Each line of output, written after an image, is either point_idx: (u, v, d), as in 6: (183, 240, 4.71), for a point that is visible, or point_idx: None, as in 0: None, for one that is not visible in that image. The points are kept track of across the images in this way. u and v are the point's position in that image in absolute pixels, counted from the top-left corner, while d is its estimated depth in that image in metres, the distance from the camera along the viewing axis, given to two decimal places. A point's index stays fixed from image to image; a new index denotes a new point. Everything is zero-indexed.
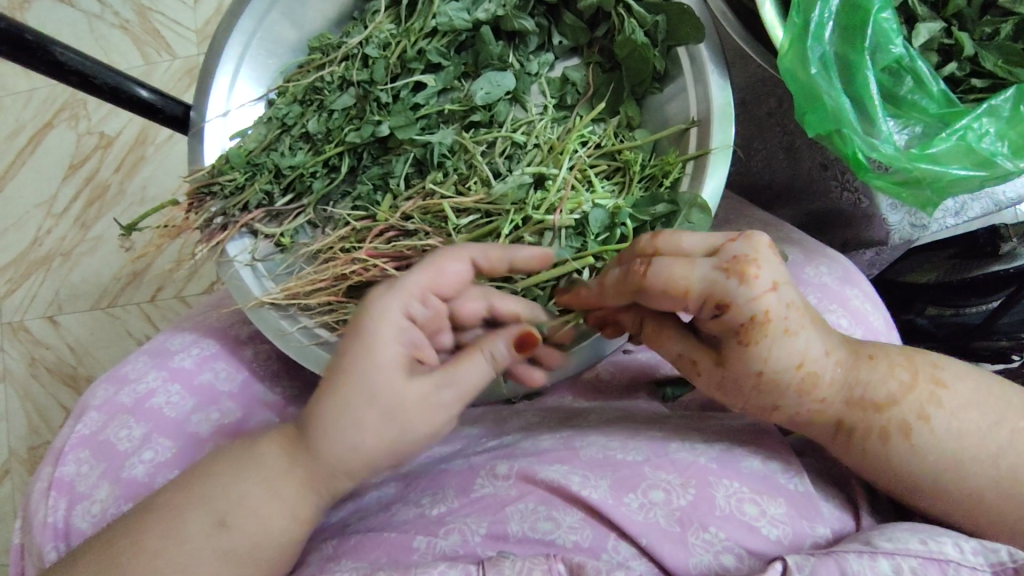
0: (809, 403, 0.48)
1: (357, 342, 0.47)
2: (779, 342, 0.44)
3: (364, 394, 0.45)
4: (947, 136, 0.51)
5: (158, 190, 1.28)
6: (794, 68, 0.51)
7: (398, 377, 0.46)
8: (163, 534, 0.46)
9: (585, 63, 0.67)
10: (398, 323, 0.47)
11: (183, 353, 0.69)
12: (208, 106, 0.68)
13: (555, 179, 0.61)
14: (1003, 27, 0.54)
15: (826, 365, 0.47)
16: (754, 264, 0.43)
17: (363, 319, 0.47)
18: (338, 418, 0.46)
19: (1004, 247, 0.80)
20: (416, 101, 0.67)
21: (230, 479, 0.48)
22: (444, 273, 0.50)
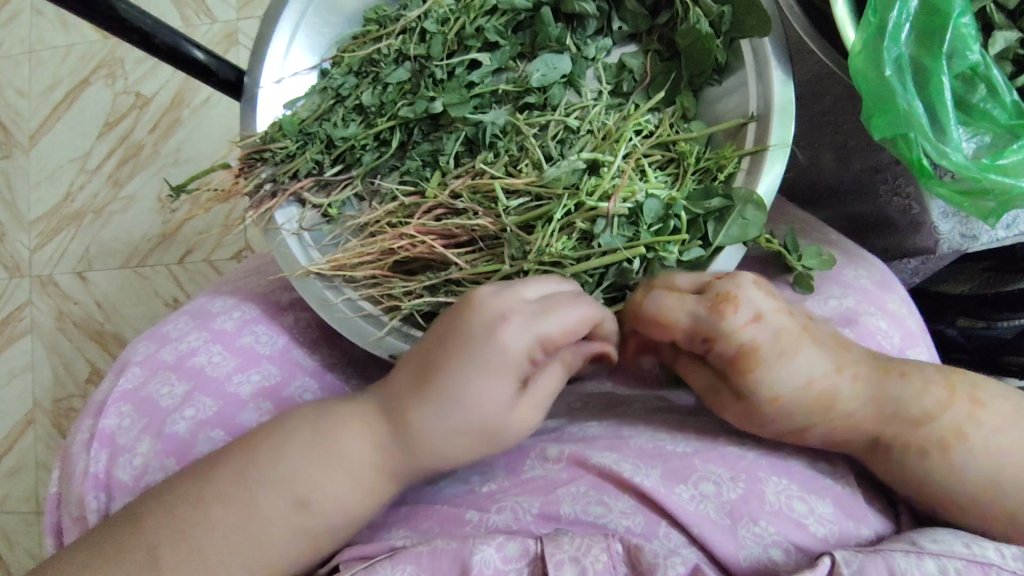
0: (837, 417, 0.48)
1: (472, 363, 0.48)
2: (778, 363, 0.47)
3: (467, 415, 0.48)
4: (1017, 149, 0.50)
5: (191, 153, 1.28)
6: (865, 70, 0.51)
7: (509, 404, 0.48)
8: (238, 508, 0.48)
9: (644, 50, 0.66)
10: (518, 354, 0.48)
11: (225, 316, 0.70)
12: (263, 72, 0.68)
13: (611, 166, 0.61)
14: None
15: (838, 382, 0.48)
16: (732, 301, 0.47)
17: (483, 341, 0.48)
18: (446, 437, 0.48)
19: None
20: (471, 79, 0.67)
21: (305, 462, 0.49)
22: (566, 324, 0.49)
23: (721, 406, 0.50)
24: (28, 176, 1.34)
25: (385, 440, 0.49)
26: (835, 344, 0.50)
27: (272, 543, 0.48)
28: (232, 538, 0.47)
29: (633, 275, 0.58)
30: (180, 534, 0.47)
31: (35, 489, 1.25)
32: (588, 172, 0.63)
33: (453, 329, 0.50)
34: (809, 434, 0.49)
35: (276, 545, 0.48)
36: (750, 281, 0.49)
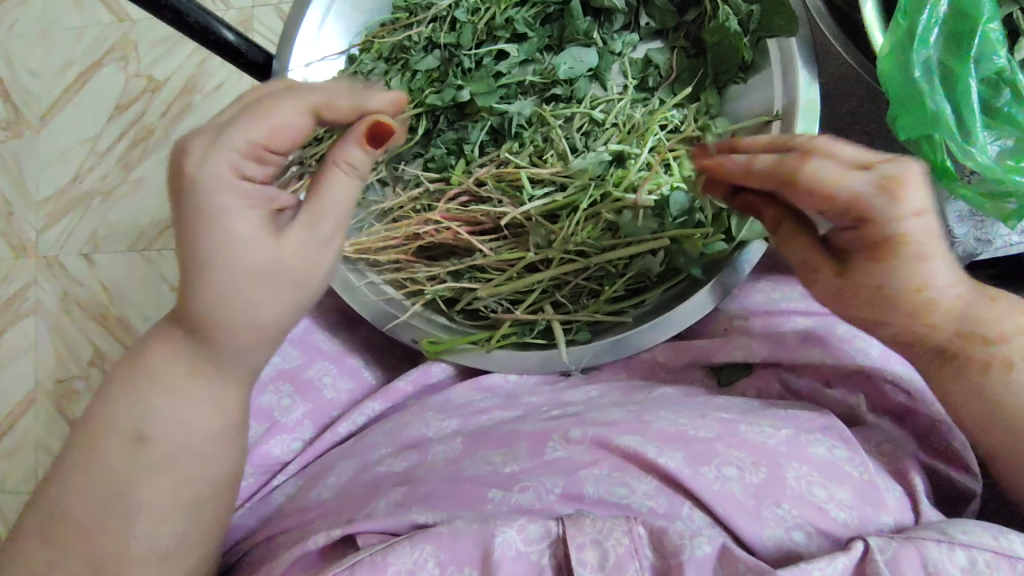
0: (927, 322, 0.50)
1: (201, 225, 0.40)
2: (911, 266, 0.47)
3: (245, 270, 0.41)
4: None
5: None
6: (892, 72, 0.53)
7: (262, 234, 0.41)
8: (87, 467, 0.44)
9: (670, 46, 0.67)
10: (234, 184, 0.41)
11: None
12: (291, 56, 0.68)
13: (638, 159, 0.62)
14: None
15: (947, 294, 0.49)
16: (909, 186, 0.44)
17: (194, 195, 0.40)
18: (229, 297, 0.41)
19: None
20: (499, 69, 0.67)
21: (122, 395, 0.45)
22: (272, 126, 0.41)
23: (814, 273, 0.50)
24: (37, 156, 1.34)
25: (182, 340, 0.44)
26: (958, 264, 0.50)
27: (140, 486, 0.45)
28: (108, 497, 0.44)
29: (655, 266, 0.60)
30: (62, 513, 0.45)
31: (34, 470, 1.25)
32: (614, 163, 0.64)
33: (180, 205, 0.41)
34: (884, 328, 0.51)
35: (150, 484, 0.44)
36: (921, 169, 0.45)
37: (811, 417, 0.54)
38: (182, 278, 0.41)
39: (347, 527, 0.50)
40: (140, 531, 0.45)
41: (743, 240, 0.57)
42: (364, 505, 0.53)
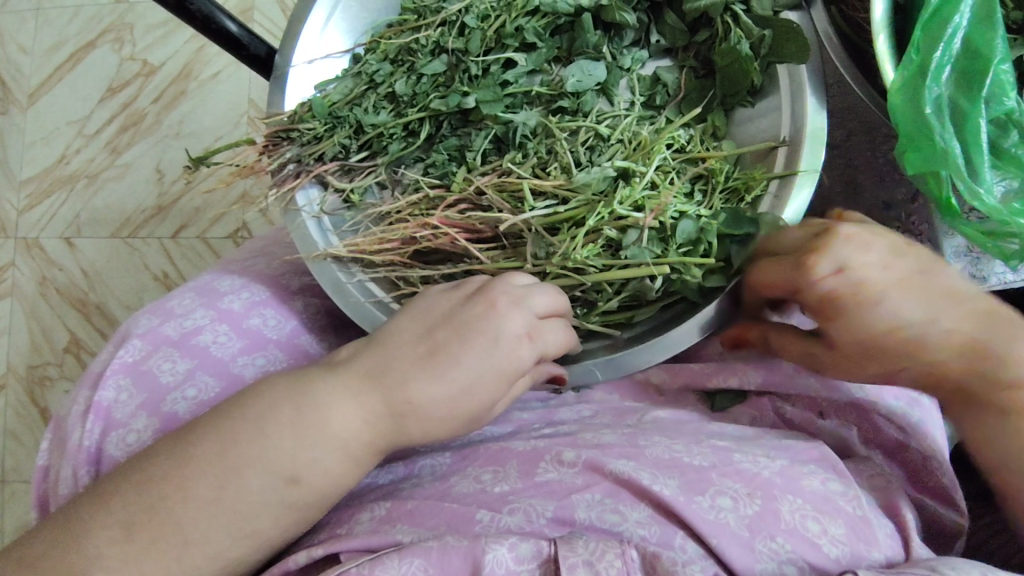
0: (923, 358, 0.52)
1: (467, 345, 0.53)
2: (861, 316, 0.52)
3: (463, 390, 0.53)
4: None
5: (195, 127, 1.26)
6: (907, 106, 0.53)
7: (494, 386, 0.54)
8: (221, 469, 0.49)
9: (679, 66, 0.67)
10: (514, 347, 0.54)
11: (233, 296, 0.69)
12: (295, 51, 0.67)
13: (643, 177, 0.60)
14: None
15: (925, 329, 0.52)
16: (822, 255, 0.51)
17: (479, 326, 0.54)
18: (433, 399, 0.52)
19: None
20: (506, 78, 0.66)
21: (292, 438, 0.50)
22: (548, 335, 0.56)
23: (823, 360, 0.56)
24: (24, 135, 1.31)
25: (374, 410, 0.52)
26: (947, 293, 0.52)
27: (251, 513, 0.49)
28: (211, 509, 0.49)
29: (650, 292, 0.59)
30: (175, 493, 0.49)
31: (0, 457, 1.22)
32: (619, 179, 0.62)
33: (460, 316, 0.55)
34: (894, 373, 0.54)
35: (262, 520, 0.50)
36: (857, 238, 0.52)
37: (803, 448, 0.53)
38: (424, 365, 0.53)
39: (329, 546, 0.49)
40: (215, 543, 0.49)
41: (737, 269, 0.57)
42: (348, 521, 0.52)
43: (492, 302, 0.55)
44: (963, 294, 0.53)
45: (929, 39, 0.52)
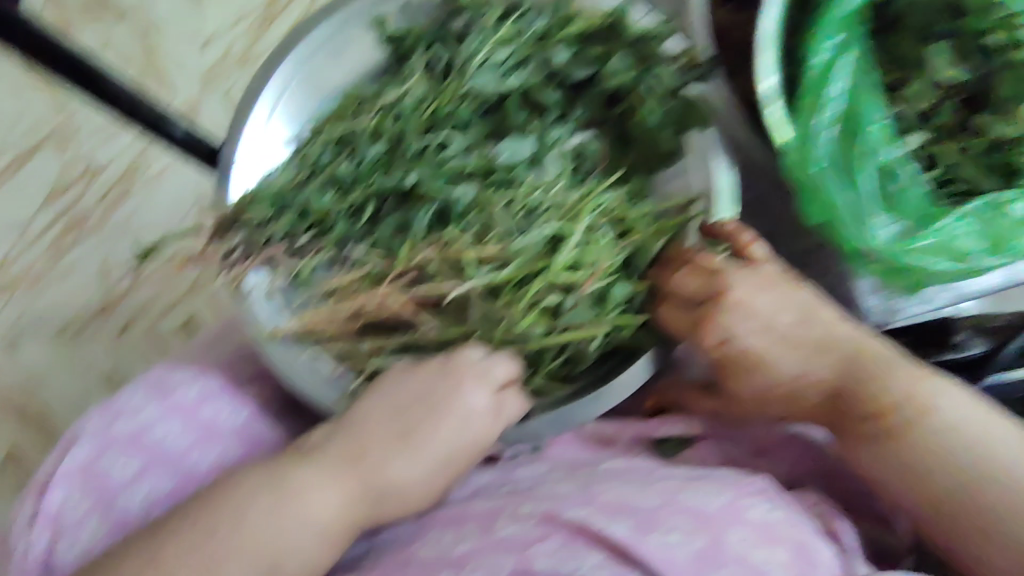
0: (803, 407, 0.62)
1: (434, 424, 0.60)
2: (749, 374, 0.63)
3: (429, 466, 0.59)
4: (927, 236, 0.60)
5: (142, 224, 1.27)
6: (796, 163, 0.60)
7: (457, 461, 0.60)
8: (205, 556, 0.54)
9: (601, 136, 0.73)
10: (476, 423, 0.61)
11: (185, 388, 0.67)
12: (242, 144, 0.72)
13: (573, 238, 0.65)
14: (973, 143, 0.65)
15: (800, 383, 0.62)
16: (708, 325, 0.63)
17: (444, 406, 0.60)
18: (404, 476, 0.58)
19: (957, 337, 0.74)
20: (443, 157, 0.71)
21: (274, 522, 0.55)
22: (505, 407, 0.61)
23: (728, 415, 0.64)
24: None
25: (350, 491, 0.57)
26: (819, 345, 0.62)
27: None
28: None
29: (592, 350, 0.63)
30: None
31: None
32: (553, 242, 0.67)
33: (428, 395, 0.60)
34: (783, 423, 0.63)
35: None
36: (739, 305, 0.63)
37: (748, 480, 0.55)
38: (395, 443, 0.59)
39: None
40: None
41: (650, 319, 0.65)
42: None
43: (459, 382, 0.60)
44: (833, 344, 0.62)
45: (814, 101, 0.63)
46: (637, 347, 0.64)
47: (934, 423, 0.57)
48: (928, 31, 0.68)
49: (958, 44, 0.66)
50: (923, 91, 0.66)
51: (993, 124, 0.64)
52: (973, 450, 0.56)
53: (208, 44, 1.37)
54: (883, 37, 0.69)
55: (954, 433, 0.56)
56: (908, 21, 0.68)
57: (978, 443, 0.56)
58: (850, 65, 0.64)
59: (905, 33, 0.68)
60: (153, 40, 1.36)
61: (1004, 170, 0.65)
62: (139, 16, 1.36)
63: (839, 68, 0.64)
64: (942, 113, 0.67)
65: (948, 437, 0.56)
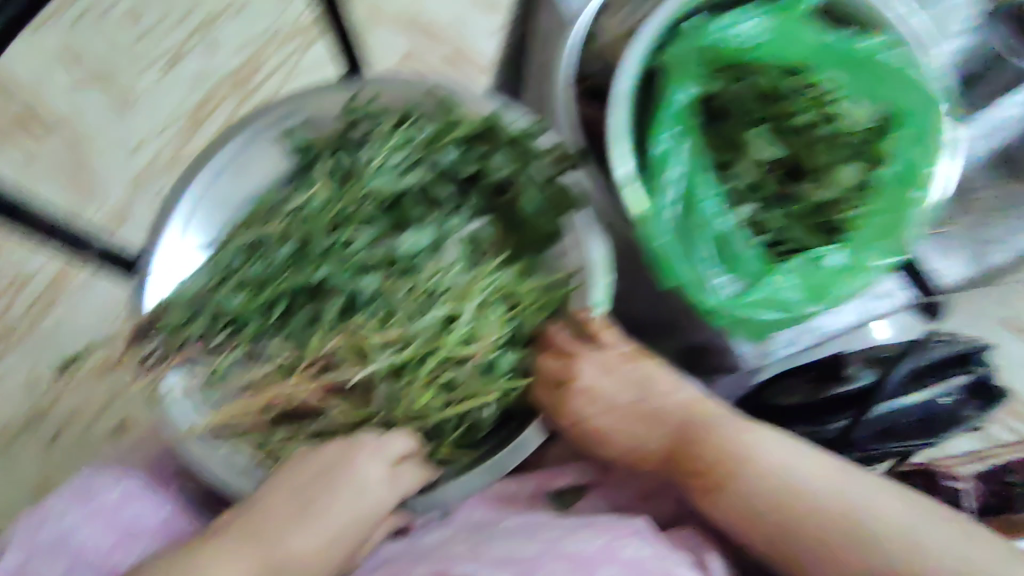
0: (650, 465, 0.72)
1: (332, 496, 0.65)
2: (601, 443, 0.74)
3: (328, 537, 0.64)
4: (759, 289, 0.76)
5: (66, 333, 1.28)
6: (649, 236, 0.74)
7: (355, 528, 0.65)
8: None
9: (491, 224, 0.82)
10: (372, 490, 0.67)
11: (108, 489, 0.71)
12: (156, 256, 0.79)
13: (465, 317, 0.72)
14: (792, 210, 0.81)
15: (644, 445, 0.72)
16: (568, 401, 0.74)
17: (341, 478, 0.66)
18: (304, 548, 0.62)
19: (849, 370, 0.88)
20: (348, 252, 0.77)
21: None
22: (400, 481, 0.68)
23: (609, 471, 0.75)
24: None
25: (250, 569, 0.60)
26: (655, 413, 0.73)
27: None
28: None
29: (484, 421, 0.73)
30: None
31: None
32: (449, 322, 0.73)
33: (330, 468, 0.66)
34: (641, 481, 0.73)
35: None
36: (590, 382, 0.76)
37: (623, 526, 0.61)
38: (295, 517, 0.64)
39: None
40: None
41: (529, 388, 0.76)
42: None
43: (353, 454, 0.67)
44: (668, 411, 0.72)
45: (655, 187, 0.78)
46: (523, 417, 0.76)
47: (742, 476, 0.63)
48: (749, 115, 0.83)
49: (773, 128, 0.82)
50: (752, 168, 0.81)
51: (808, 189, 0.81)
52: (777, 494, 0.62)
53: (138, 148, 1.43)
54: (714, 125, 0.84)
55: (761, 482, 0.63)
56: (733, 109, 0.83)
57: (784, 487, 0.62)
58: (685, 152, 0.80)
59: (733, 119, 0.84)
60: (79, 146, 1.42)
61: (826, 227, 0.80)
62: (69, 129, 1.42)
63: (677, 155, 0.79)
64: (766, 186, 0.81)
65: (757, 485, 0.63)
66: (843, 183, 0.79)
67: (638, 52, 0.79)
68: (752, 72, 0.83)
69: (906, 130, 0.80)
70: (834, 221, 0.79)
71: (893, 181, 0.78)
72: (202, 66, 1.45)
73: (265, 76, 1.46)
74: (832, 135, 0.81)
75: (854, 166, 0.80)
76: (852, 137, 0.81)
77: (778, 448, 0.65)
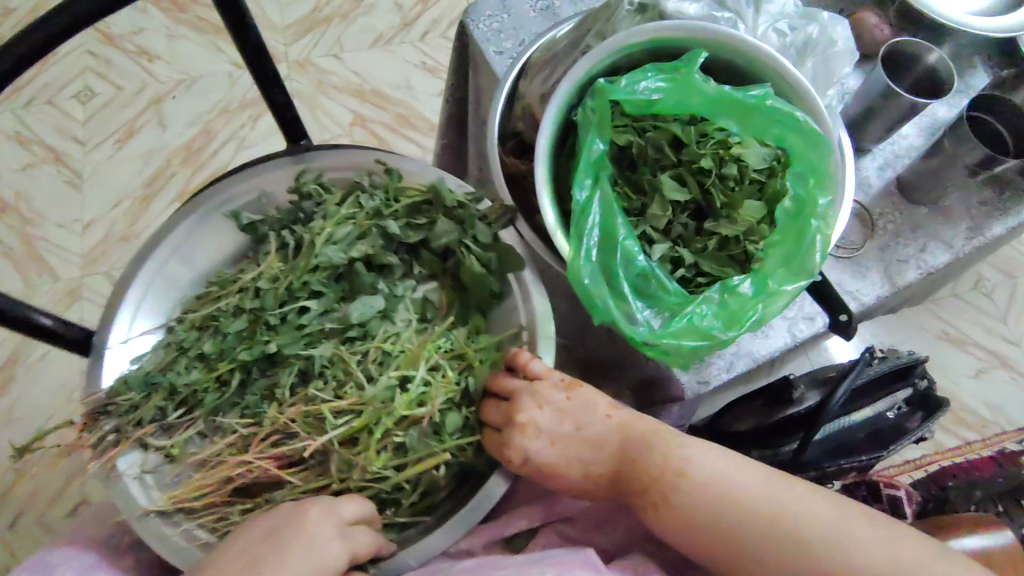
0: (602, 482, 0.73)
1: (284, 550, 0.62)
2: (555, 477, 0.74)
3: None
4: (680, 320, 0.75)
5: (23, 410, 1.29)
6: (577, 279, 0.76)
7: None
8: None
9: (440, 286, 0.86)
10: (325, 543, 0.64)
11: (62, 567, 0.70)
12: (111, 335, 0.78)
13: (416, 379, 0.75)
14: (709, 243, 0.81)
15: (590, 469, 0.73)
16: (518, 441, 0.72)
17: (291, 533, 0.64)
18: None
19: (796, 393, 0.88)
20: (301, 322, 0.80)
21: None
22: (360, 540, 0.67)
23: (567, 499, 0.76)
24: None
25: None
26: (595, 439, 0.73)
27: None
28: None
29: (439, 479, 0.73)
30: None
31: None
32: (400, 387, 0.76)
33: (276, 528, 0.64)
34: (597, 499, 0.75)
35: None
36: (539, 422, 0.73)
37: (572, 557, 0.67)
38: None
39: None
40: None
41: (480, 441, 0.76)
42: None
43: (303, 508, 0.65)
44: (606, 438, 0.73)
45: (578, 230, 0.77)
46: (479, 467, 0.76)
47: (693, 485, 0.67)
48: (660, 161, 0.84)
49: (681, 173, 0.83)
50: (664, 206, 0.81)
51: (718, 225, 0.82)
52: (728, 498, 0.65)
53: (87, 228, 1.50)
54: (629, 172, 0.85)
55: (714, 489, 0.66)
56: (643, 155, 0.84)
57: (733, 491, 0.66)
58: (602, 199, 0.78)
59: (643, 164, 0.85)
60: (33, 234, 1.48)
61: (738, 258, 0.81)
62: (22, 207, 1.51)
63: (594, 199, 0.78)
64: (677, 226, 0.82)
65: (710, 495, 0.66)
66: (751, 217, 0.81)
67: (553, 110, 0.81)
68: (657, 122, 0.85)
69: (797, 168, 0.82)
70: (748, 251, 0.80)
71: (790, 216, 0.80)
72: (156, 143, 1.57)
73: (219, 145, 1.58)
74: (736, 177, 0.82)
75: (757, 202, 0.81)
76: (754, 175, 0.82)
77: (721, 454, 0.69)
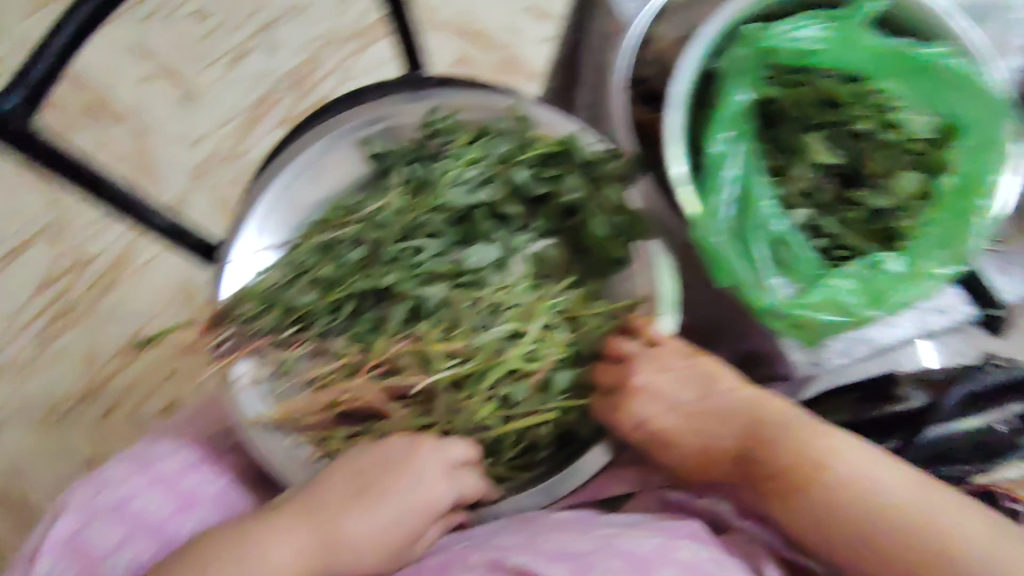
0: (716, 467, 0.70)
1: (392, 481, 0.66)
2: (667, 450, 0.72)
3: (387, 520, 0.64)
4: (815, 294, 0.72)
5: (127, 310, 1.36)
6: (704, 235, 0.73)
7: (414, 515, 0.66)
8: None
9: (558, 242, 0.83)
10: (432, 481, 0.67)
11: (167, 459, 0.73)
12: (237, 245, 0.79)
13: (529, 334, 0.74)
14: (850, 215, 0.81)
15: (705, 450, 0.71)
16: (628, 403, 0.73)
17: (401, 466, 0.67)
18: (362, 528, 0.63)
19: (902, 392, 0.80)
20: (417, 261, 0.79)
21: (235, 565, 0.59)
22: (464, 481, 0.69)
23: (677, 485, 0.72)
24: None
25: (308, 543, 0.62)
26: (719, 416, 0.71)
27: None
28: None
29: (542, 437, 0.73)
30: None
31: None
32: (510, 339, 0.76)
33: (389, 457, 0.67)
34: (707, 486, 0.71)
35: None
36: (647, 393, 0.73)
37: (679, 526, 0.63)
38: (354, 497, 0.65)
39: None
40: None
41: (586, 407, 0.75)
42: None
43: (417, 444, 0.69)
44: (730, 415, 0.71)
45: (712, 186, 0.77)
46: (580, 430, 0.75)
47: (821, 482, 0.62)
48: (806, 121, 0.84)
49: (834, 136, 0.83)
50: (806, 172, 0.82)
51: (866, 196, 0.81)
52: (861, 501, 0.60)
53: (198, 143, 1.55)
54: (770, 129, 0.86)
55: (847, 487, 0.61)
56: (790, 115, 0.85)
57: (869, 492, 0.60)
58: (742, 155, 0.79)
59: (790, 126, 0.85)
60: (148, 145, 1.54)
61: (884, 235, 0.80)
62: (137, 119, 1.56)
63: (738, 154, 0.79)
64: (822, 192, 0.83)
65: (843, 491, 0.61)
66: (907, 189, 0.79)
67: (694, 54, 0.78)
68: (809, 79, 0.83)
69: (969, 141, 0.77)
70: (895, 230, 0.79)
71: (955, 191, 0.76)
72: (264, 67, 1.59)
73: (325, 74, 1.59)
74: (893, 144, 0.81)
75: (916, 174, 0.80)
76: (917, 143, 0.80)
77: (855, 449, 0.64)
